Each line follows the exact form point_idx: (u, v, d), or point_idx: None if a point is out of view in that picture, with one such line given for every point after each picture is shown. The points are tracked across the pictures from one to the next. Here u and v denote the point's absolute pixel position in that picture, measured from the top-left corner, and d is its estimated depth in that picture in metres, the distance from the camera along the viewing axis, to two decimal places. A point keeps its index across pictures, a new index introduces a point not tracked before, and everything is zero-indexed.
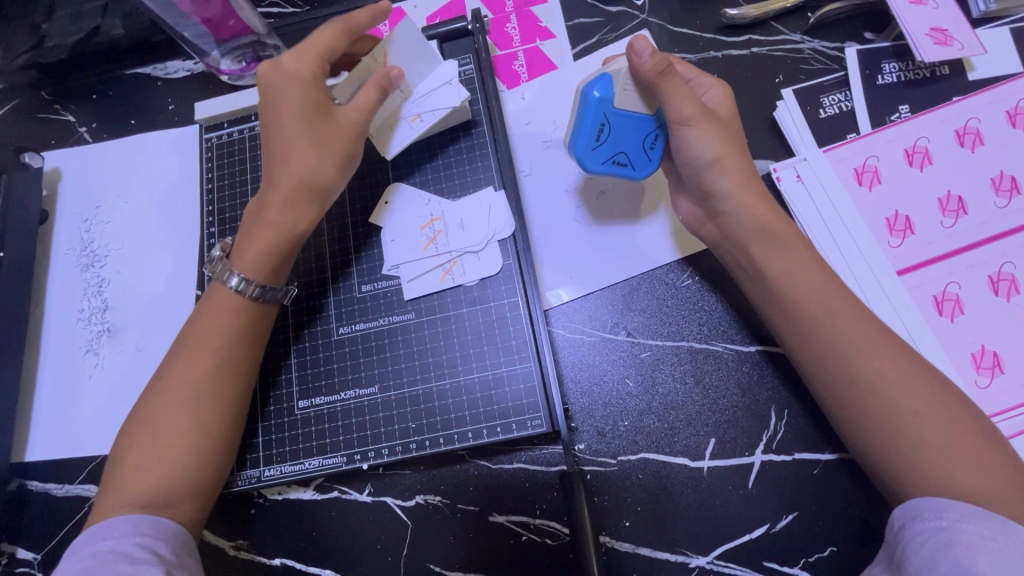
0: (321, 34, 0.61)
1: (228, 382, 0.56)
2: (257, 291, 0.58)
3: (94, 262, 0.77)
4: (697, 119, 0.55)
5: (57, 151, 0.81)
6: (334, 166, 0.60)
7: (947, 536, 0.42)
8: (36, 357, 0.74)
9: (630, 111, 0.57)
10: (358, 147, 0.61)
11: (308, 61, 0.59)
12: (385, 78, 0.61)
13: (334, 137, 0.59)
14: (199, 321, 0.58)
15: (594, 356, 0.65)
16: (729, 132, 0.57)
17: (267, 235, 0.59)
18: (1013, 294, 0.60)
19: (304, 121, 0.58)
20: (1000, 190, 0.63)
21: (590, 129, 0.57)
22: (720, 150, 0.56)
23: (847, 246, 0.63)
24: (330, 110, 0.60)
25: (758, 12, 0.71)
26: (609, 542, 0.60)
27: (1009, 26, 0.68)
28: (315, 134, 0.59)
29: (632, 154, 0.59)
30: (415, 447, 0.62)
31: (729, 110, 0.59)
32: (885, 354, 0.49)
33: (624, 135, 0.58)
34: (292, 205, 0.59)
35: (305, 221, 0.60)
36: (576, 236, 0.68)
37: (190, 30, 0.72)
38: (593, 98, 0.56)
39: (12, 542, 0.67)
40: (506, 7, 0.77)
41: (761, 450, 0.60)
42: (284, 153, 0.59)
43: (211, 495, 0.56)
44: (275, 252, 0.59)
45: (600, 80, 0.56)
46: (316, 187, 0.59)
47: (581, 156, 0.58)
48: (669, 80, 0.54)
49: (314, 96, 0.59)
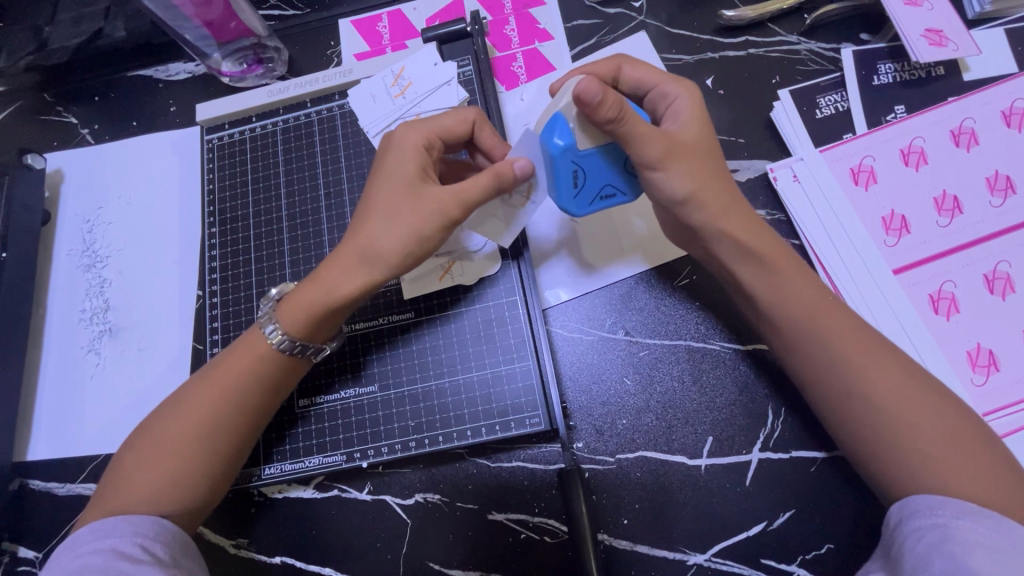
0: (445, 119, 0.59)
1: (246, 411, 0.56)
2: (287, 345, 0.56)
3: (95, 262, 0.77)
4: (665, 160, 0.52)
5: (60, 152, 0.81)
6: (395, 241, 0.53)
7: (943, 533, 0.42)
8: (39, 356, 0.75)
9: (595, 148, 0.53)
10: (433, 232, 0.53)
11: (414, 133, 0.57)
12: (506, 169, 0.53)
13: (408, 212, 0.53)
14: (231, 353, 0.57)
15: (593, 354, 0.65)
16: (701, 160, 0.54)
17: (312, 292, 0.56)
18: (1008, 293, 0.61)
19: (392, 187, 0.55)
20: (995, 189, 0.64)
21: (564, 178, 0.54)
22: (693, 186, 0.54)
23: (844, 246, 0.64)
24: (423, 186, 0.54)
25: (754, 13, 0.71)
26: (608, 540, 0.60)
27: (1004, 27, 0.69)
28: (394, 203, 0.54)
29: (617, 183, 0.56)
30: (414, 445, 0.63)
31: (698, 123, 0.55)
32: (881, 357, 0.50)
33: (601, 172, 0.55)
34: (344, 272, 0.54)
35: (348, 284, 0.54)
36: (575, 237, 0.69)
37: (191, 32, 0.73)
38: (556, 148, 0.52)
39: (13, 541, 0.67)
40: (505, 9, 0.78)
41: (758, 448, 0.60)
42: (364, 215, 0.55)
43: (205, 510, 0.56)
44: (317, 311, 0.55)
45: (555, 125, 0.52)
46: (371, 249, 0.54)
47: (564, 204, 0.56)
48: (625, 120, 0.49)
49: (415, 169, 0.55)
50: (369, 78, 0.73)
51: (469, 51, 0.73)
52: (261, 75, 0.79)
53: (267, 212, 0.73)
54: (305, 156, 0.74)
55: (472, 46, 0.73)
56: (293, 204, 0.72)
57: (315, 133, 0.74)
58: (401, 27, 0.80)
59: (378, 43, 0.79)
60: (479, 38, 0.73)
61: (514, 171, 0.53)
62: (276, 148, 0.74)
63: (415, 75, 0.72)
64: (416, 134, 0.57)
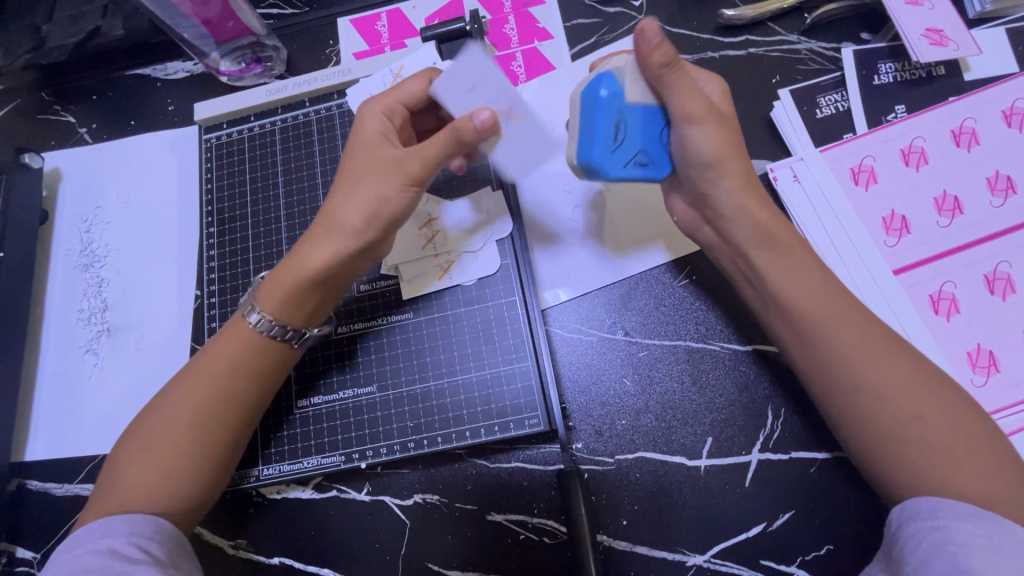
0: (405, 87, 0.61)
1: (240, 402, 0.56)
2: (275, 329, 0.57)
3: (93, 262, 0.77)
4: (703, 117, 0.53)
5: (57, 152, 0.81)
6: (362, 208, 0.54)
7: (944, 535, 0.42)
8: (36, 355, 0.75)
9: (640, 105, 0.54)
10: (394, 194, 0.54)
11: (375, 108, 0.59)
12: (464, 123, 0.51)
13: (371, 180, 0.55)
14: (218, 340, 0.58)
15: (592, 354, 0.65)
16: (731, 129, 0.55)
17: (289, 268, 0.56)
18: (1009, 293, 0.61)
19: (358, 159, 0.57)
20: (996, 190, 0.64)
21: (606, 128, 0.52)
22: (720, 151, 0.54)
23: (844, 246, 0.64)
24: (383, 154, 0.56)
25: (755, 13, 0.71)
26: (607, 541, 0.60)
27: (1005, 27, 0.68)
28: (359, 172, 0.56)
29: (650, 154, 0.55)
30: (413, 445, 0.63)
31: (729, 105, 0.57)
32: (882, 356, 0.49)
33: (640, 133, 0.54)
34: (314, 242, 0.55)
35: (313, 251, 0.55)
36: (577, 236, 0.68)
37: (190, 31, 0.73)
38: (605, 94, 0.52)
39: (11, 542, 0.67)
40: (505, 8, 0.78)
41: (758, 449, 0.60)
42: (335, 189, 0.57)
43: (202, 509, 0.55)
44: (293, 288, 0.55)
45: (606, 77, 0.52)
46: (337, 216, 0.55)
47: (604, 160, 0.52)
48: (674, 70, 0.51)
49: (376, 141, 0.57)
50: (368, 78, 0.73)
51: (469, 50, 0.73)
52: (260, 75, 0.79)
53: (266, 212, 0.72)
54: (304, 155, 0.73)
55: (471, 45, 0.73)
56: (292, 203, 0.72)
57: (314, 133, 0.74)
58: (400, 27, 0.79)
59: (377, 42, 0.79)
60: (478, 37, 0.73)
61: (474, 122, 0.50)
62: (275, 147, 0.74)
63: (415, 75, 0.72)
64: (380, 109, 0.59)
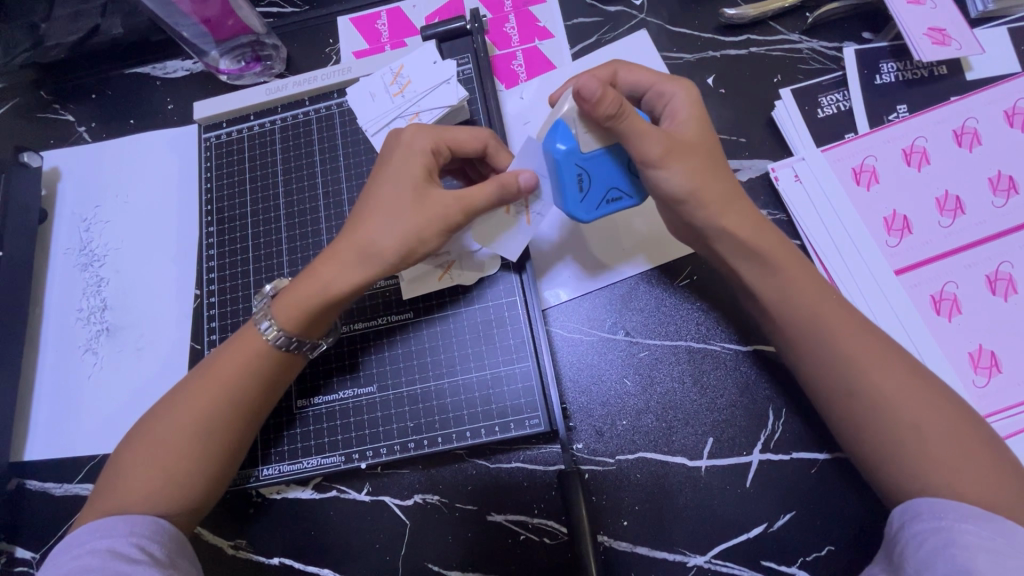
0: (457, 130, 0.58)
1: (244, 407, 0.56)
2: (283, 341, 0.56)
3: (92, 261, 0.77)
4: (665, 158, 0.51)
5: (56, 151, 0.81)
6: (395, 244, 0.53)
7: (946, 536, 0.42)
8: (35, 355, 0.74)
9: (598, 149, 0.53)
10: (435, 235, 0.53)
11: (425, 138, 0.56)
12: (512, 180, 0.53)
13: (410, 216, 0.53)
14: (228, 350, 0.57)
15: (593, 355, 0.65)
16: (703, 158, 0.53)
17: (309, 288, 0.55)
18: (1011, 294, 0.60)
19: (395, 189, 0.54)
20: (998, 190, 0.63)
21: (568, 182, 0.54)
22: (694, 185, 0.53)
23: (846, 246, 0.63)
24: (427, 192, 0.54)
25: (756, 12, 0.71)
26: (607, 541, 0.60)
27: (1007, 26, 0.68)
28: (398, 205, 0.53)
29: (623, 185, 0.56)
30: (413, 446, 0.62)
31: (695, 121, 0.54)
32: (883, 356, 0.49)
33: (607, 173, 0.55)
34: (342, 271, 0.54)
35: (348, 285, 0.54)
36: (577, 235, 0.68)
37: (189, 30, 0.72)
38: (560, 152, 0.53)
39: (11, 541, 0.67)
40: (505, 7, 0.77)
41: (759, 449, 0.60)
42: (367, 213, 0.55)
43: (202, 511, 0.55)
44: (312, 308, 0.55)
45: (558, 130, 0.52)
46: (371, 250, 0.54)
47: (573, 210, 0.55)
48: (624, 117, 0.49)
49: (420, 175, 0.54)
50: (368, 77, 0.72)
51: (469, 49, 0.73)
52: (259, 74, 0.78)
53: (265, 211, 0.72)
54: (304, 154, 0.73)
55: (472, 44, 0.73)
56: (292, 203, 0.72)
57: (314, 132, 0.74)
58: (400, 26, 0.79)
59: (378, 41, 0.79)
60: (478, 36, 0.72)
61: (520, 182, 0.53)
62: (275, 146, 0.74)
63: (415, 74, 0.71)
64: (425, 136, 0.56)
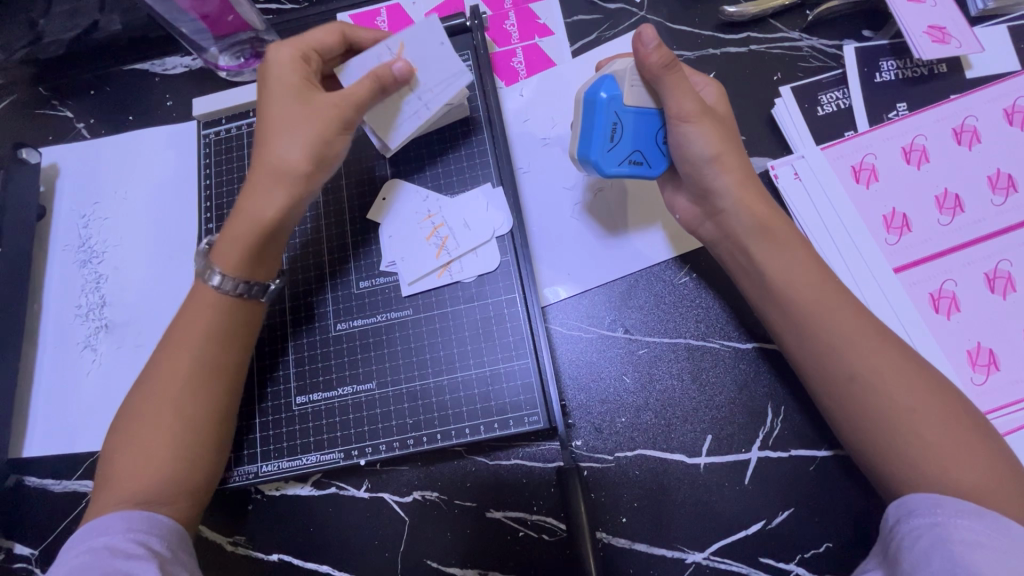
0: (315, 33, 0.62)
1: (211, 370, 0.56)
2: (241, 286, 0.58)
3: (91, 258, 0.77)
4: (693, 118, 0.55)
5: (54, 147, 0.81)
6: (304, 154, 0.57)
7: (942, 532, 0.42)
8: (34, 351, 0.74)
9: (639, 109, 0.56)
10: (334, 132, 0.57)
11: (289, 49, 0.60)
12: (386, 72, 0.57)
13: (305, 123, 0.57)
14: (188, 322, 0.57)
15: (593, 352, 0.65)
16: (726, 127, 0.57)
17: (241, 225, 0.58)
18: (1009, 292, 0.61)
19: (280, 104, 0.58)
20: (997, 188, 0.63)
21: (603, 129, 0.56)
22: (717, 147, 0.56)
23: (845, 244, 0.63)
24: (313, 97, 0.58)
25: (756, 9, 0.71)
26: (606, 538, 0.60)
27: (1007, 25, 0.68)
28: (290, 123, 0.57)
29: (646, 151, 0.58)
30: (412, 443, 0.62)
31: (726, 107, 0.59)
32: (882, 351, 0.50)
33: (638, 133, 0.57)
34: (263, 195, 0.57)
35: (275, 207, 0.57)
36: (578, 229, 0.68)
37: (188, 26, 0.71)
38: (602, 98, 0.55)
39: (9, 538, 0.67)
40: (505, 4, 0.77)
41: (758, 446, 0.60)
42: (266, 136, 0.58)
43: (202, 493, 0.56)
44: (248, 243, 0.57)
45: (606, 81, 0.56)
46: (285, 169, 0.57)
47: (597, 159, 0.57)
48: (673, 71, 0.54)
49: (300, 84, 0.58)
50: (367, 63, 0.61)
51: (468, 46, 0.72)
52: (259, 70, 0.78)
53: None
54: None
55: (471, 41, 0.72)
56: None
57: None
58: (399, 23, 0.79)
59: None
60: (478, 33, 0.72)
61: (393, 71, 0.57)
62: None
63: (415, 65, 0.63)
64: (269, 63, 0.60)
